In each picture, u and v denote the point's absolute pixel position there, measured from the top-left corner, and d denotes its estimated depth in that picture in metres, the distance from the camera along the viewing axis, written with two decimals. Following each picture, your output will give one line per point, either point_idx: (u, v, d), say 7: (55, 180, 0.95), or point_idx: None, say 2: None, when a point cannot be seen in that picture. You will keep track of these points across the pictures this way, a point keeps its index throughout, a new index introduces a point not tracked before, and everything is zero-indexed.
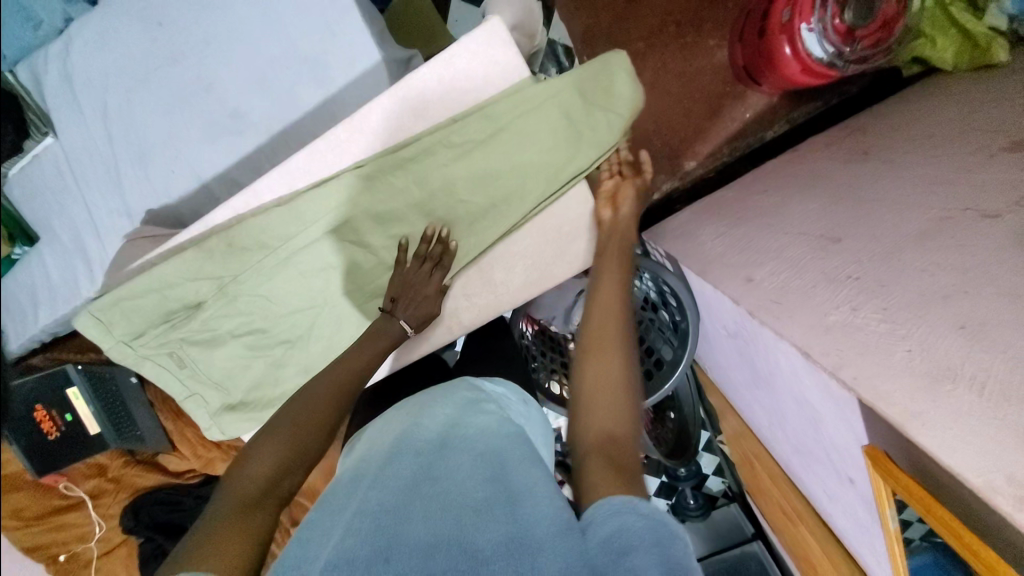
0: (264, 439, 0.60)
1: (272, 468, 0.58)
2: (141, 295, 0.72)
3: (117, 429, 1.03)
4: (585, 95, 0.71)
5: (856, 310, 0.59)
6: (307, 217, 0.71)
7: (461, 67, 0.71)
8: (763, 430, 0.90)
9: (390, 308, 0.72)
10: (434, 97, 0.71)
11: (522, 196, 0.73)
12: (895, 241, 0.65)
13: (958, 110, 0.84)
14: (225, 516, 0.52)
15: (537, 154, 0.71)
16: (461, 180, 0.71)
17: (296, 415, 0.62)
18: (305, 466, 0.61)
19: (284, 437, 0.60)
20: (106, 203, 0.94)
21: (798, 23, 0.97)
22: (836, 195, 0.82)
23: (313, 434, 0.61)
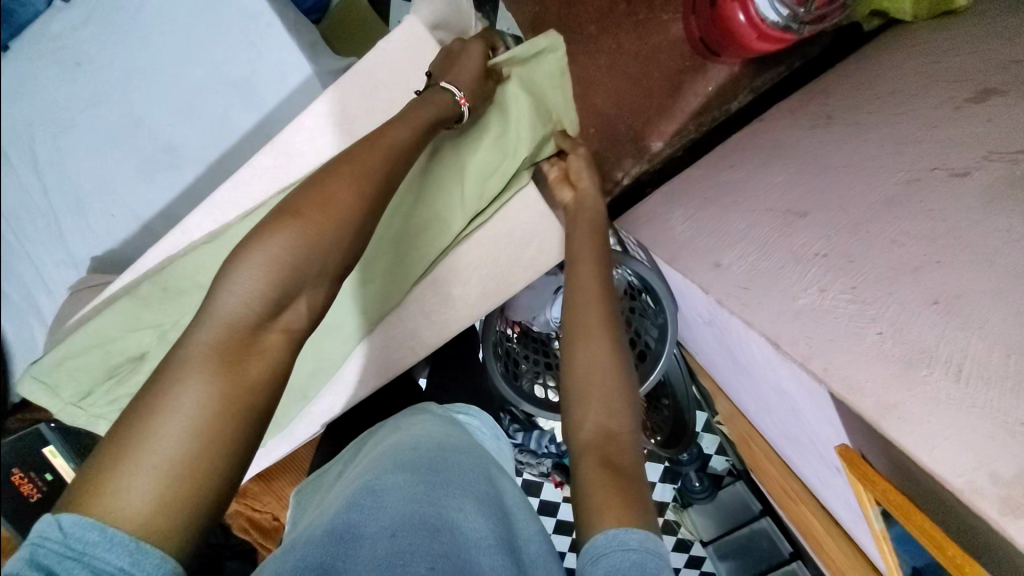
0: (238, 265, 0.45)
1: (250, 307, 0.45)
2: (82, 350, 0.69)
3: None
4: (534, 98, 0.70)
5: (825, 291, 0.55)
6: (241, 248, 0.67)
7: (383, 79, 0.67)
8: (753, 414, 0.87)
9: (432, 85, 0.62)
10: (360, 112, 0.67)
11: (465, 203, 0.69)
12: (862, 211, 0.62)
13: (920, 62, 0.80)
14: (197, 385, 0.41)
15: (481, 155, 0.68)
16: (406, 200, 0.67)
17: (285, 244, 0.46)
18: (301, 294, 0.47)
19: (276, 265, 0.45)
20: (50, 254, 0.90)
21: None
22: (801, 165, 0.79)
23: (317, 257, 0.47)
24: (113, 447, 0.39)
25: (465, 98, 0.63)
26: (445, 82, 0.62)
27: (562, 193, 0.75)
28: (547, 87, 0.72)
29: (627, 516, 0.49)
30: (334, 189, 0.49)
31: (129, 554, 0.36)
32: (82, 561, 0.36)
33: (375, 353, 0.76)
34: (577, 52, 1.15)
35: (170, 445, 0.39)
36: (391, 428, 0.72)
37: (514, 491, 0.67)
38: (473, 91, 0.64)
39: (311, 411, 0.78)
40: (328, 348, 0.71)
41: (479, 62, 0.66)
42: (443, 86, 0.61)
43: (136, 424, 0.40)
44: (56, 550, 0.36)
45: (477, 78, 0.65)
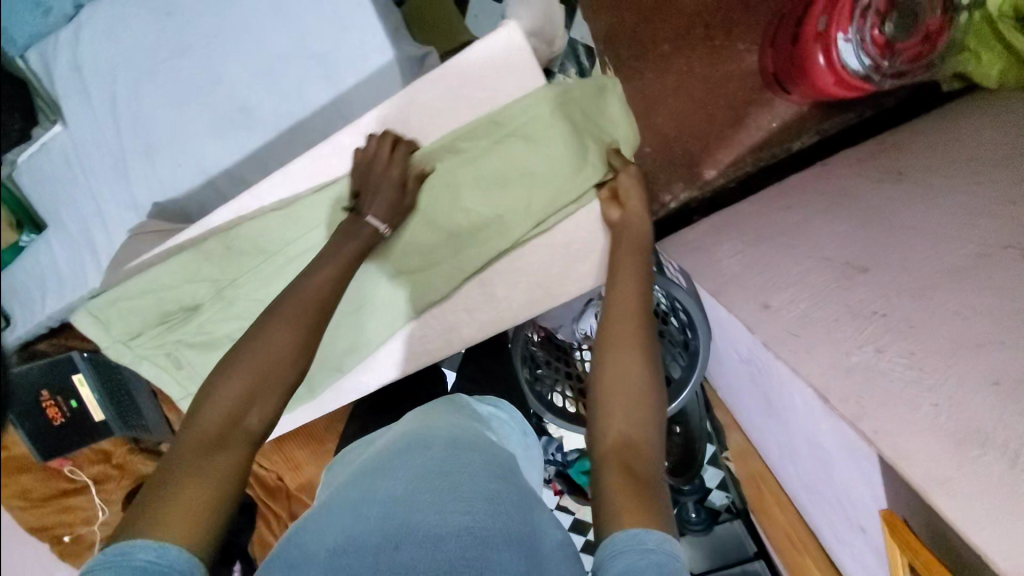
0: (222, 377, 0.56)
1: (225, 412, 0.54)
2: (140, 292, 0.71)
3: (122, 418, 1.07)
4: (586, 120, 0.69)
5: (881, 352, 0.55)
6: (308, 221, 0.69)
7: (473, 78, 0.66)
8: (774, 459, 0.87)
9: (354, 218, 0.64)
10: (441, 104, 0.67)
11: (527, 209, 0.68)
12: (927, 277, 0.61)
13: (1004, 133, 0.79)
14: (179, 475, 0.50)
15: (548, 163, 0.67)
16: (467, 200, 0.68)
17: (253, 353, 0.56)
18: (263, 399, 0.56)
19: (243, 374, 0.56)
20: (112, 194, 0.93)
21: (835, 33, 0.92)
22: (866, 219, 0.78)
23: (277, 362, 0.57)
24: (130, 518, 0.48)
25: (387, 223, 0.65)
26: (366, 215, 0.64)
27: (608, 212, 0.70)
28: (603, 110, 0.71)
29: (645, 517, 0.49)
30: (297, 305, 0.59)
31: (155, 556, 0.45)
32: (126, 567, 0.44)
33: (413, 340, 0.76)
34: (647, 69, 1.15)
35: (169, 511, 0.48)
36: (405, 420, 0.77)
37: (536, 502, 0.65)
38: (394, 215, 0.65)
39: (343, 386, 0.79)
40: (370, 329, 0.74)
41: (399, 169, 0.65)
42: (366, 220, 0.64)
43: (146, 504, 0.49)
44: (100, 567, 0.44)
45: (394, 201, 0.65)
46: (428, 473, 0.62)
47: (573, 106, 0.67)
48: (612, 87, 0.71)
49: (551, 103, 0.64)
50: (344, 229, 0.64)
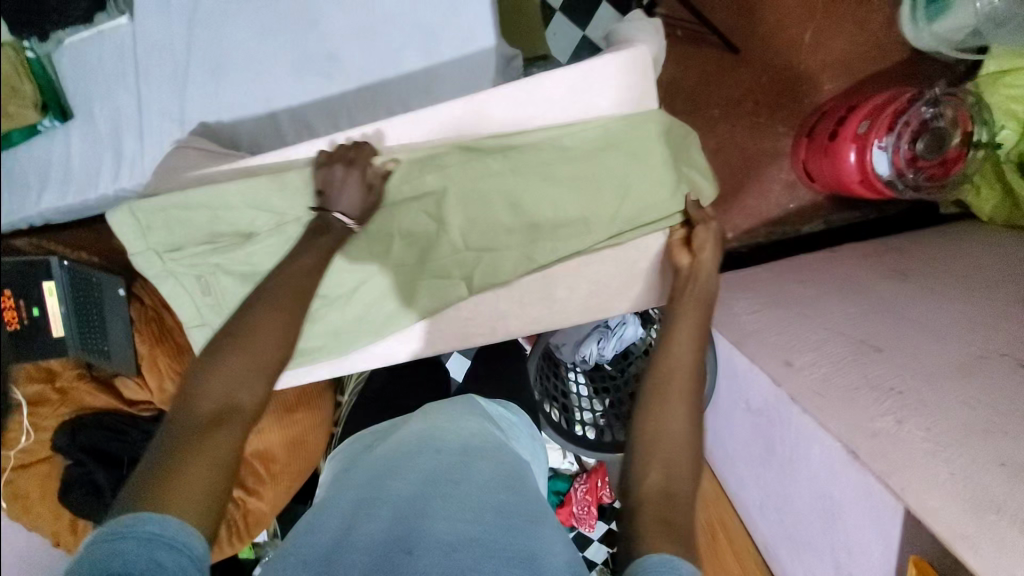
0: (221, 358, 0.61)
1: (223, 393, 0.60)
2: (193, 204, 0.68)
3: (82, 337, 1.05)
4: (691, 148, 0.67)
5: (900, 422, 0.61)
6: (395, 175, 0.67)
7: (592, 86, 0.65)
8: (753, 511, 0.91)
9: (324, 218, 0.67)
10: (555, 100, 0.66)
11: (611, 220, 0.68)
12: (935, 366, 0.69)
13: (996, 263, 0.92)
14: (180, 446, 0.56)
15: (642, 181, 0.66)
16: (559, 194, 0.67)
17: (244, 338, 0.62)
18: (254, 378, 0.62)
19: (235, 357, 0.61)
20: (161, 102, 0.90)
21: (872, 138, 1.02)
22: (875, 306, 0.88)
23: (266, 344, 0.63)
24: (136, 486, 0.54)
25: (355, 224, 0.67)
26: (335, 212, 0.66)
27: (679, 257, 0.70)
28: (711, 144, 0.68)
29: (670, 547, 0.52)
30: (290, 275, 0.66)
31: (158, 529, 0.50)
32: (140, 535, 0.49)
33: (456, 321, 0.76)
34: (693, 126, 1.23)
35: (181, 476, 0.54)
36: (409, 428, 0.88)
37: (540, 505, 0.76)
38: (363, 211, 0.67)
39: (371, 349, 0.78)
40: (420, 300, 0.73)
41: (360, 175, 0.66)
42: (332, 217, 0.66)
43: (149, 474, 0.54)
44: (117, 533, 0.50)
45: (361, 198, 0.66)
46: (428, 475, 0.76)
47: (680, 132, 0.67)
48: (720, 118, 0.68)
49: (662, 126, 0.65)
50: (317, 228, 0.67)
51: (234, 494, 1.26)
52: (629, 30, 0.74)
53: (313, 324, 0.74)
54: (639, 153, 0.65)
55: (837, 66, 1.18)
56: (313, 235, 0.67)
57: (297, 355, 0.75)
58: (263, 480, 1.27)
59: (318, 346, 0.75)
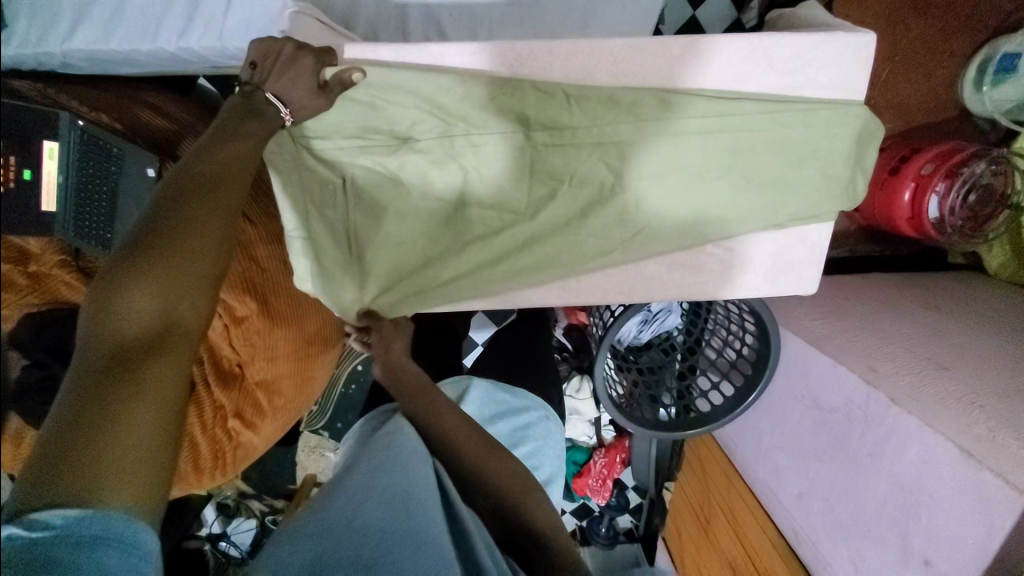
0: (131, 282, 0.53)
1: (147, 320, 0.53)
2: (360, 92, 0.64)
3: (78, 218, 0.87)
4: (863, 155, 0.68)
5: (994, 431, 0.68)
6: (587, 115, 0.64)
7: (799, 66, 0.65)
8: (789, 502, 0.97)
9: (253, 97, 0.62)
10: (763, 71, 0.65)
11: (776, 208, 0.68)
12: (1001, 388, 0.78)
13: (1013, 310, 1.05)
14: (101, 387, 0.50)
15: (818, 175, 0.66)
16: (740, 171, 0.66)
17: (170, 250, 0.55)
18: (186, 298, 0.56)
19: (155, 276, 0.54)
20: None
21: (931, 181, 1.12)
22: (926, 330, 0.97)
23: (196, 260, 0.56)
24: (49, 447, 0.47)
25: (289, 115, 0.63)
26: (266, 92, 0.61)
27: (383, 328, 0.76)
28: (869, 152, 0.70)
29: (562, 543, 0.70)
30: (214, 167, 0.59)
31: (99, 524, 0.45)
32: (70, 536, 0.44)
33: (595, 274, 0.74)
34: None
35: (112, 426, 0.48)
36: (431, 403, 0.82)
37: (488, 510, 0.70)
38: (303, 105, 0.63)
39: (488, 283, 0.72)
40: (566, 250, 0.71)
41: (308, 67, 0.61)
42: (264, 98, 0.62)
43: (63, 428, 0.47)
44: (28, 542, 0.43)
45: (308, 92, 0.62)
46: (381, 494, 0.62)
47: (862, 137, 0.66)
48: (880, 130, 0.68)
49: (852, 125, 0.65)
50: (242, 105, 0.62)
51: (227, 425, 1.07)
52: (814, 22, 0.74)
53: (445, 256, 0.73)
54: (822, 146, 0.65)
55: (898, 109, 1.27)
56: (238, 119, 0.61)
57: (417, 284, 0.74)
58: (264, 414, 1.11)
59: (442, 278, 0.73)
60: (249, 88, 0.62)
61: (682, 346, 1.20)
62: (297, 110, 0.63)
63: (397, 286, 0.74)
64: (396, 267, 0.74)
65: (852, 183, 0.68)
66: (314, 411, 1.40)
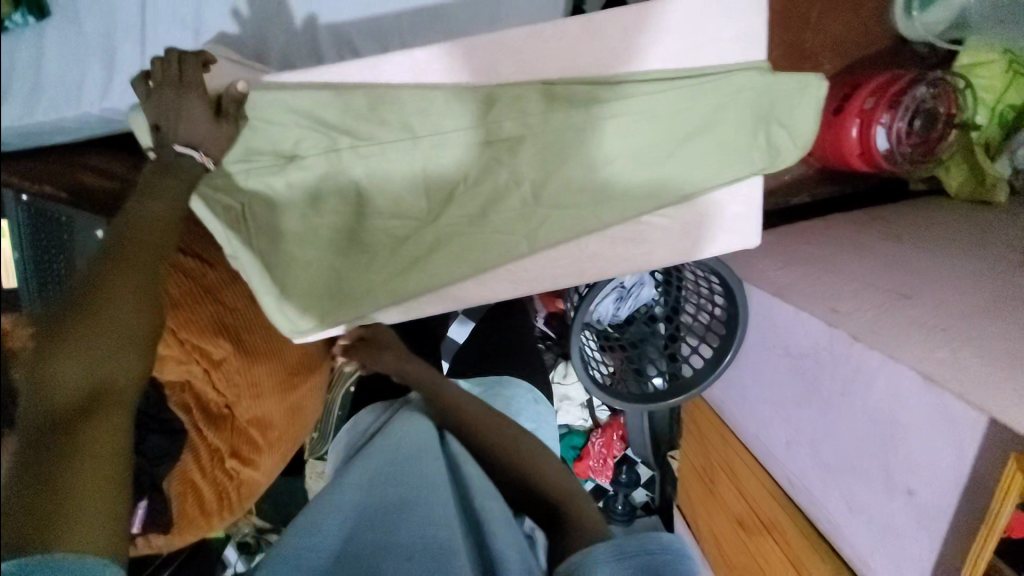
0: (62, 344, 0.57)
1: (87, 375, 0.57)
2: (239, 119, 0.64)
3: None
4: (777, 108, 0.65)
5: (956, 352, 0.68)
6: (482, 112, 0.63)
7: (701, 23, 0.63)
8: (780, 452, 0.98)
9: (164, 154, 0.69)
10: (670, 34, 0.63)
11: (693, 174, 0.67)
12: (961, 308, 0.79)
13: (972, 228, 1.07)
14: (46, 447, 0.53)
15: (729, 136, 0.66)
16: (648, 138, 0.64)
17: (106, 313, 0.60)
18: (125, 354, 0.61)
19: (95, 337, 0.59)
20: (175, 7, 0.77)
21: (875, 115, 1.13)
22: (887, 263, 0.98)
23: (135, 318, 0.61)
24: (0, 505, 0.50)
25: (203, 154, 0.69)
26: (172, 141, 0.68)
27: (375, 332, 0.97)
28: (796, 109, 0.65)
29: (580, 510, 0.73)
30: (146, 225, 0.67)
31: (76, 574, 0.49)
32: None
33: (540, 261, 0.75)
34: None
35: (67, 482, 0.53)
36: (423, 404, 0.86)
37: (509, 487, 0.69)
38: (209, 139, 0.69)
39: (413, 294, 0.70)
40: (490, 249, 0.68)
41: (200, 106, 0.68)
42: (174, 151, 0.68)
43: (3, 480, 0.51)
44: None
45: (209, 125, 0.68)
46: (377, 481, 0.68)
47: (772, 89, 0.64)
48: (795, 79, 0.64)
49: (756, 81, 0.64)
50: (156, 164, 0.69)
51: (226, 466, 1.10)
52: None
53: (358, 271, 0.69)
54: (727, 101, 0.64)
55: (835, 48, 1.27)
56: (156, 175, 0.69)
57: (337, 306, 0.69)
58: (260, 449, 1.12)
59: (363, 299, 0.69)
60: (160, 149, 0.69)
61: (663, 316, 1.21)
62: (207, 148, 0.69)
63: (313, 308, 0.70)
64: (306, 289, 0.69)
65: (767, 139, 0.66)
66: (314, 438, 1.42)
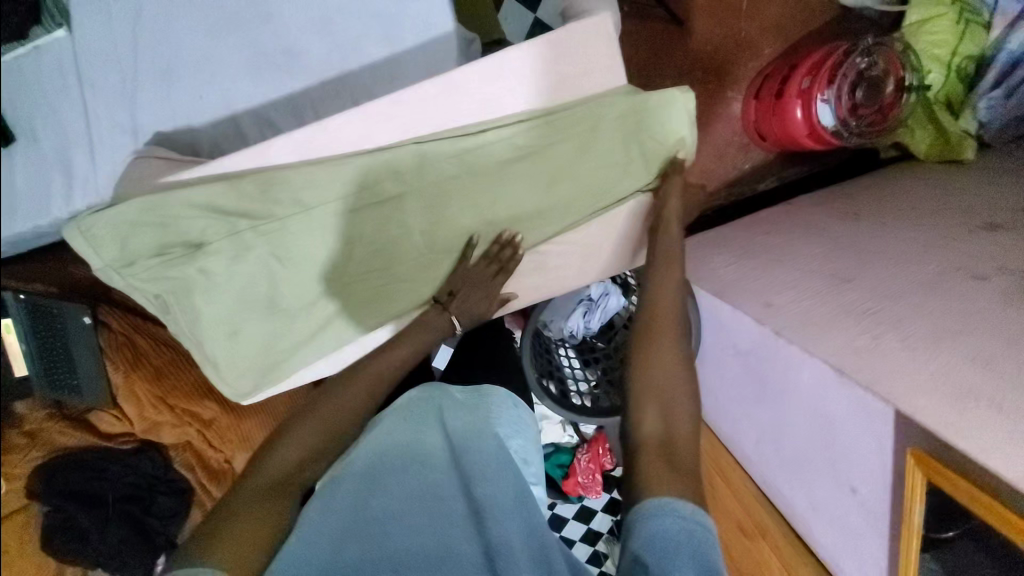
0: (287, 434, 0.70)
1: (296, 462, 0.69)
2: (142, 218, 0.66)
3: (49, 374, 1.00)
4: (648, 124, 0.71)
5: (878, 338, 0.65)
6: (368, 174, 0.69)
7: (558, 64, 0.70)
8: (750, 450, 0.95)
9: None
10: (529, 76, 0.70)
11: (580, 198, 0.74)
12: (901, 285, 0.75)
13: (935, 191, 1.02)
14: (254, 499, 0.65)
15: (609, 157, 0.72)
16: (533, 171, 0.72)
17: (324, 412, 0.73)
18: (324, 455, 0.71)
19: (318, 429, 0.71)
20: (111, 115, 0.86)
21: (815, 92, 1.09)
22: (837, 243, 0.93)
23: (345, 423, 0.73)
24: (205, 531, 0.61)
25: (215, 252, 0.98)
26: None
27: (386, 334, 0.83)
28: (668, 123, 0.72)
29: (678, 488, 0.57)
30: (378, 366, 0.78)
31: None
32: None
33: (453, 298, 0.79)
34: None
35: (247, 530, 0.62)
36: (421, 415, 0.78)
37: (521, 486, 0.73)
38: None
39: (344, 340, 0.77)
40: (412, 291, 0.78)
41: None
42: None
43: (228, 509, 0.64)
44: None
45: None
46: (382, 469, 0.72)
47: (639, 109, 0.70)
48: (664, 94, 0.70)
49: (625, 104, 0.69)
50: None
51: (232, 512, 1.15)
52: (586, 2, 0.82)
53: (281, 334, 0.75)
54: (600, 127, 0.70)
55: (772, 32, 1.26)
56: None
57: (285, 362, 0.78)
58: None
59: (302, 351, 0.78)
60: None
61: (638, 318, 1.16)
62: None
63: (252, 373, 0.76)
64: (239, 359, 0.75)
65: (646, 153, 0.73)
66: None
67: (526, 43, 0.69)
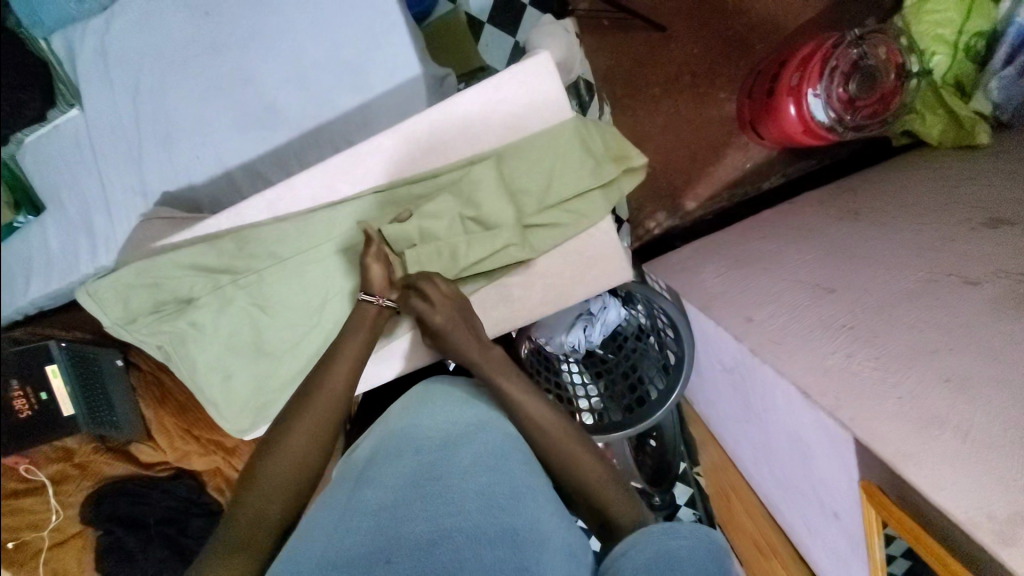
0: (283, 433, 0.64)
1: (257, 511, 0.60)
2: (139, 280, 0.76)
3: (91, 412, 1.05)
4: (589, 140, 0.76)
5: (851, 356, 0.64)
6: (336, 219, 0.76)
7: (501, 105, 0.76)
8: (750, 466, 0.92)
9: None
10: (478, 119, 0.77)
11: (543, 217, 0.77)
12: (886, 296, 0.70)
13: (942, 183, 0.95)
14: (219, 556, 0.57)
15: (562, 176, 0.76)
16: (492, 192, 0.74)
17: (278, 453, 0.63)
18: (286, 499, 0.62)
19: (273, 471, 0.62)
20: (122, 179, 0.95)
21: (806, 88, 1.04)
22: (831, 249, 0.88)
23: (302, 457, 0.63)
24: None
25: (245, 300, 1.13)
26: None
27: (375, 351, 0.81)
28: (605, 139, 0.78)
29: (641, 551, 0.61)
30: (328, 391, 0.67)
31: None
32: None
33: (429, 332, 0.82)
34: (638, 107, 1.25)
35: None
36: (423, 402, 0.69)
37: (533, 471, 0.61)
38: None
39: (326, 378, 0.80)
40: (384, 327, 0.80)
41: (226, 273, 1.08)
42: None
43: (233, 537, 0.58)
44: None
45: None
46: (375, 461, 0.62)
47: (577, 130, 0.76)
48: (594, 119, 0.78)
49: (562, 130, 0.76)
50: None
51: None
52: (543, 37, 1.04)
53: (270, 375, 0.79)
54: (547, 150, 0.76)
55: (761, 28, 1.22)
56: None
57: (270, 404, 0.80)
58: None
59: (285, 393, 0.80)
60: None
61: (650, 325, 1.01)
62: None
63: (245, 415, 0.80)
64: (236, 400, 0.80)
65: (598, 166, 0.76)
66: None
67: (467, 89, 0.76)
